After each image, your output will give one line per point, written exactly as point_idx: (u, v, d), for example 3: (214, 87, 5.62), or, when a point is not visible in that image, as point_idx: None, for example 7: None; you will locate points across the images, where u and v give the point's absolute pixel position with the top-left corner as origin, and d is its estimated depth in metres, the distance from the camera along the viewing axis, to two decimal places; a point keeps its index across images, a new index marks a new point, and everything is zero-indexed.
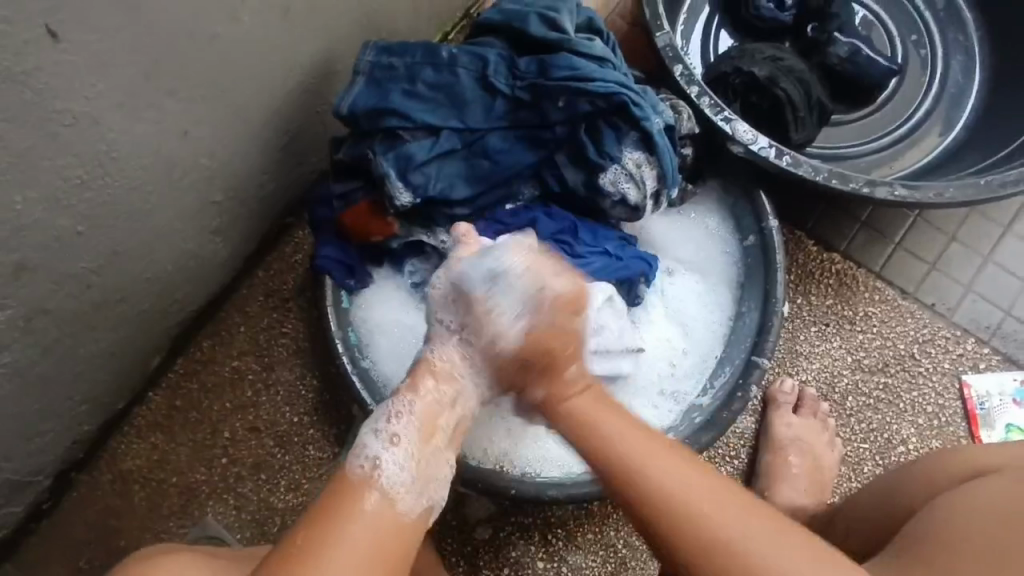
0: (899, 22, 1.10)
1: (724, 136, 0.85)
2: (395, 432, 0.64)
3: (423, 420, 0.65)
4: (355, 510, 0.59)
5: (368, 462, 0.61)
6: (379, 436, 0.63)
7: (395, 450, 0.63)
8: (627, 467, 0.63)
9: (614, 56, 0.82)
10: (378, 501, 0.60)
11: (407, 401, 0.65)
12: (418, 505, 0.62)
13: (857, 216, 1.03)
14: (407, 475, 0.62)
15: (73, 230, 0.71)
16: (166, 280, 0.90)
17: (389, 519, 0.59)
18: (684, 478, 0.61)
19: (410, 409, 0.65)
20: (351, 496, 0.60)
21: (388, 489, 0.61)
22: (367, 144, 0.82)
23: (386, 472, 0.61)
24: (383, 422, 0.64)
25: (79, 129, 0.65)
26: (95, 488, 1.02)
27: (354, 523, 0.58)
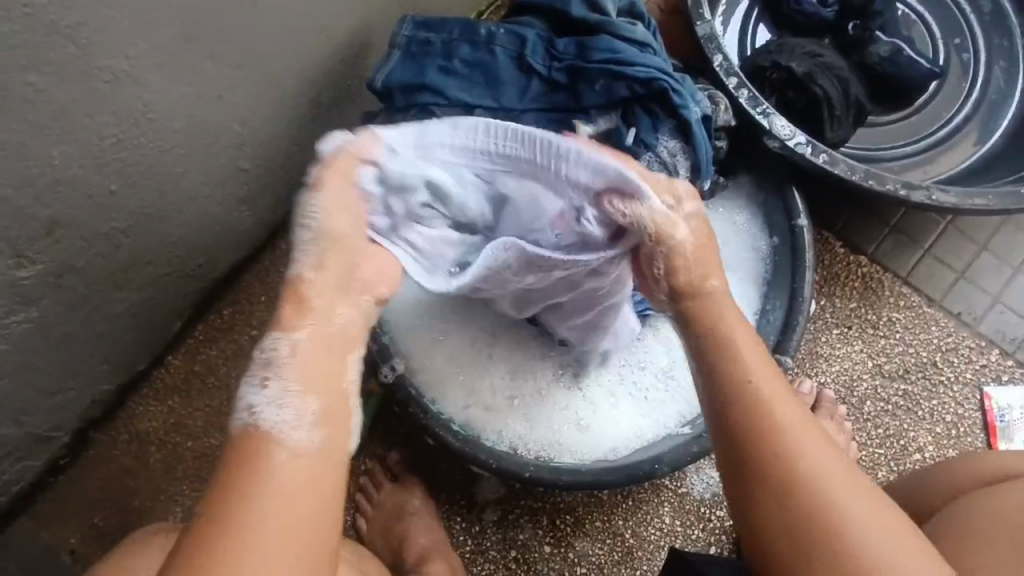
0: (941, 24, 1.08)
1: (761, 130, 0.84)
2: (270, 375, 0.55)
3: (301, 364, 0.56)
4: (255, 469, 0.52)
5: (248, 414, 0.54)
6: (254, 385, 0.55)
7: (270, 390, 0.55)
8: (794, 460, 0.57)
9: (656, 41, 0.81)
10: (274, 448, 0.53)
11: (275, 339, 0.56)
12: (315, 438, 0.54)
13: (887, 219, 1.02)
14: (296, 414, 0.54)
15: (105, 188, 0.71)
16: (191, 244, 0.90)
17: (292, 466, 0.52)
18: (812, 439, 0.58)
19: (279, 344, 0.56)
20: (246, 457, 0.53)
21: (275, 437, 0.53)
22: (400, 119, 0.81)
23: (270, 419, 0.54)
24: (256, 368, 0.56)
25: (119, 87, 0.65)
26: (112, 447, 1.04)
27: (259, 481, 0.51)
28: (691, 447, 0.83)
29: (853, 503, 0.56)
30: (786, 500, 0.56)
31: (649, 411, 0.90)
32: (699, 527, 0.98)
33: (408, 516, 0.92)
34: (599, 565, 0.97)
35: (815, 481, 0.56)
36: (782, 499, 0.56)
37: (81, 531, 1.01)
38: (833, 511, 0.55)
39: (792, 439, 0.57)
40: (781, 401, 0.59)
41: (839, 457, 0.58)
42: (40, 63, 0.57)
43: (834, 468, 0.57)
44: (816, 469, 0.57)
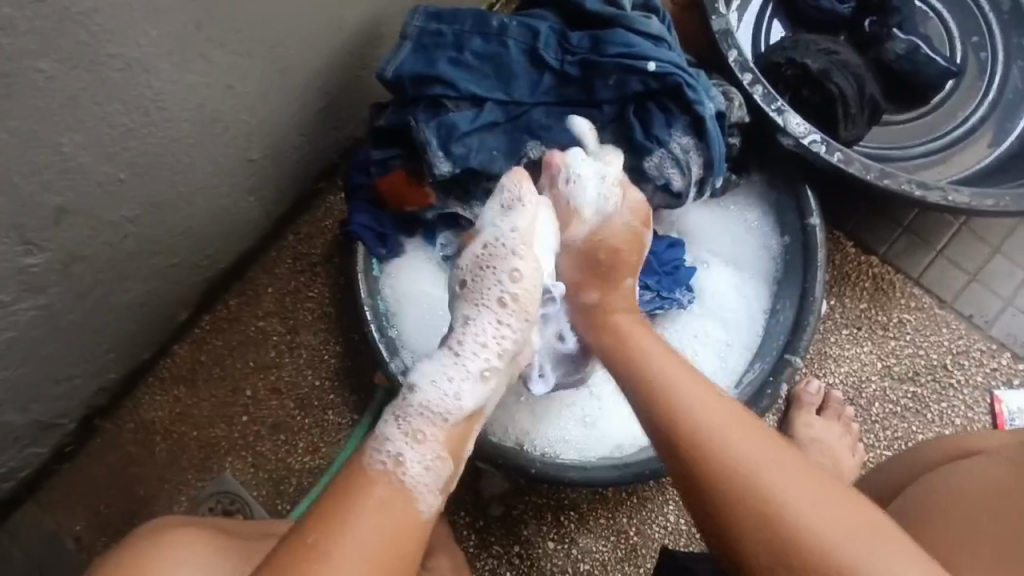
0: (959, 22, 1.06)
1: (775, 128, 0.83)
2: (416, 428, 0.58)
3: (446, 435, 0.59)
4: (378, 508, 0.53)
5: (392, 459, 0.56)
6: (401, 431, 0.57)
7: (417, 445, 0.57)
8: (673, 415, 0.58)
9: (670, 35, 0.80)
10: (394, 501, 0.54)
11: (436, 394, 0.59)
12: (436, 507, 0.56)
13: (899, 220, 1.01)
14: (431, 477, 0.56)
15: (114, 177, 0.71)
16: (199, 234, 0.90)
17: (406, 521, 0.54)
18: (742, 432, 0.56)
19: (441, 400, 0.59)
20: (371, 494, 0.54)
21: (408, 491, 0.55)
22: (410, 112, 0.81)
23: (408, 471, 0.56)
24: (411, 415, 0.58)
25: (128, 75, 0.64)
26: (117, 436, 1.04)
27: (377, 522, 0.52)
28: None
29: (815, 505, 0.50)
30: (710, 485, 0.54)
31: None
32: None
33: None
34: (602, 562, 0.97)
35: (759, 473, 0.52)
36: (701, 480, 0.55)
37: (86, 519, 1.01)
38: (770, 503, 0.51)
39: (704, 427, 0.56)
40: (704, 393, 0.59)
41: (789, 457, 0.54)
42: (51, 50, 0.56)
43: (787, 469, 0.53)
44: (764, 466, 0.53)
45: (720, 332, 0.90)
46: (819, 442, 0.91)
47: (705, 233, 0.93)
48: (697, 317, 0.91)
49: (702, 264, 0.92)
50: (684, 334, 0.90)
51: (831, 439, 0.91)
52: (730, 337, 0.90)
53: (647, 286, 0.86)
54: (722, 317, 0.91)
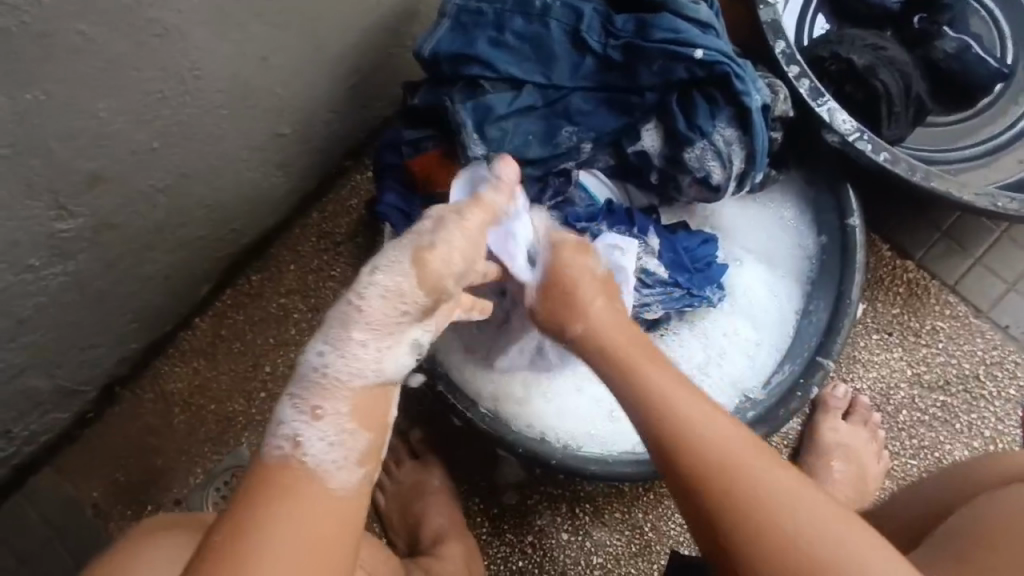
0: (1012, 21, 1.03)
1: (820, 123, 0.80)
2: (316, 405, 0.51)
3: (358, 405, 0.52)
4: (279, 505, 0.49)
5: (290, 442, 0.51)
6: (295, 410, 0.51)
7: (320, 425, 0.51)
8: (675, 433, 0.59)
9: (719, 23, 0.77)
10: (305, 487, 0.50)
11: (331, 362, 0.51)
12: (353, 480, 0.52)
13: (938, 224, 0.98)
14: (340, 454, 0.51)
15: (148, 145, 0.70)
16: (226, 207, 0.89)
17: (319, 506, 0.50)
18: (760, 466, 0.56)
19: (334, 370, 0.51)
20: (271, 489, 0.50)
21: (315, 472, 0.51)
22: (445, 92, 0.79)
23: (309, 452, 0.51)
24: (303, 391, 0.52)
25: (167, 41, 0.63)
26: (136, 405, 1.04)
27: (274, 522, 0.48)
28: None
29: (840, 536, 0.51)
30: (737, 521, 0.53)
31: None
32: None
33: (428, 494, 0.92)
34: (615, 556, 0.96)
35: (756, 479, 0.55)
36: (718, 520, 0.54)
37: (104, 485, 1.02)
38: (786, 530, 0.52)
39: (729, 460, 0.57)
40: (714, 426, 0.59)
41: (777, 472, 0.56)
42: (93, 12, 0.55)
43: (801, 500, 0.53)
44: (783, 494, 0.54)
45: (752, 332, 0.88)
46: (844, 447, 0.90)
47: (740, 229, 0.91)
48: (727, 314, 0.89)
49: (736, 261, 0.90)
50: (714, 332, 0.88)
51: (857, 443, 0.90)
52: (761, 336, 0.88)
53: (677, 283, 0.84)
54: (753, 320, 0.89)
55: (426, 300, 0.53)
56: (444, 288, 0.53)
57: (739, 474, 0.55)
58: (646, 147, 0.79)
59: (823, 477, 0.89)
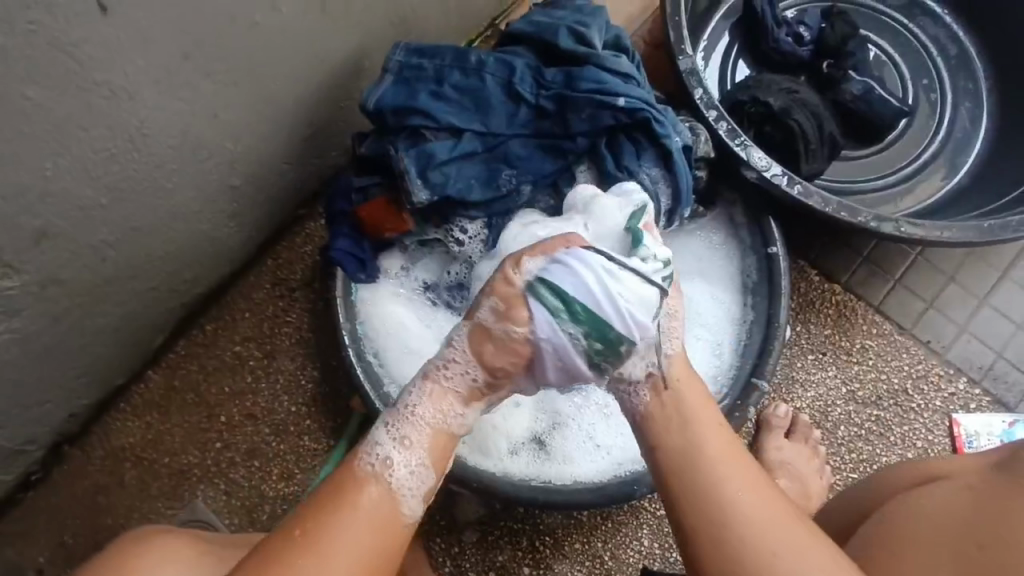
0: (911, 65, 1.14)
1: (739, 162, 0.87)
2: (404, 434, 0.57)
3: (436, 440, 0.58)
4: (352, 513, 0.54)
5: (380, 461, 0.56)
6: (390, 435, 0.58)
7: (406, 454, 0.57)
8: (685, 464, 0.57)
9: (640, 74, 0.84)
10: (376, 503, 0.55)
11: (422, 402, 0.59)
12: (420, 510, 0.57)
13: (859, 250, 1.05)
14: (417, 482, 0.57)
15: (96, 201, 0.72)
16: (178, 258, 0.90)
17: (384, 525, 0.55)
18: (754, 492, 0.56)
19: (416, 422, 0.58)
20: (348, 496, 0.55)
21: (393, 493, 0.55)
22: (389, 141, 0.83)
23: (394, 476, 0.56)
24: (395, 421, 0.58)
25: (115, 102, 0.66)
26: (85, 463, 1.02)
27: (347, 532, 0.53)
28: None
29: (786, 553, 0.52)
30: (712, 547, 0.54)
31: None
32: (678, 550, 0.98)
33: None
34: None
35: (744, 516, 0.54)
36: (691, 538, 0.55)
37: (51, 550, 0.98)
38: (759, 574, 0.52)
39: (709, 460, 0.57)
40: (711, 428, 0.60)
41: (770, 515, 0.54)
42: (40, 77, 0.58)
43: (785, 525, 0.54)
44: (750, 512, 0.54)
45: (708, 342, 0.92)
46: (786, 465, 0.93)
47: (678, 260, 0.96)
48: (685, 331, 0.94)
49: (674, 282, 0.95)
50: None
51: (797, 459, 0.94)
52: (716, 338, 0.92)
53: None
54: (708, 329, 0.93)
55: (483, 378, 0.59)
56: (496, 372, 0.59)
57: (723, 497, 0.55)
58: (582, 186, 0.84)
59: None
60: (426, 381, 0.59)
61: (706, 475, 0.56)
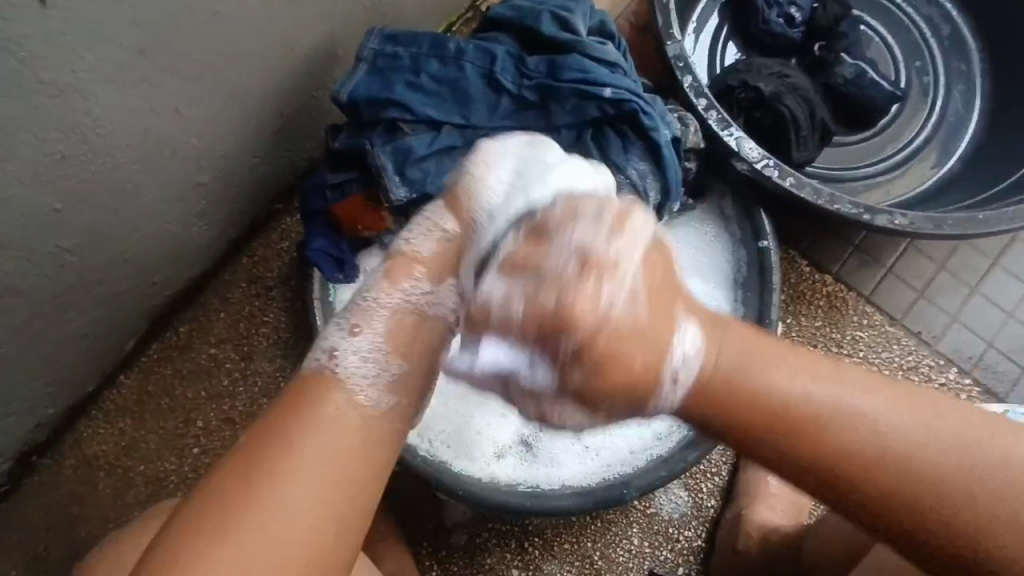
0: (903, 47, 1.11)
1: (729, 152, 0.84)
2: (357, 325, 0.54)
3: (400, 323, 0.54)
4: (305, 425, 0.50)
5: (327, 354, 0.53)
6: (340, 330, 0.54)
7: (355, 340, 0.53)
8: (779, 415, 0.47)
9: (626, 62, 0.81)
10: (336, 410, 0.51)
11: (384, 291, 0.54)
12: (384, 401, 0.53)
13: (850, 239, 1.04)
14: (371, 372, 0.53)
15: (49, 207, 0.67)
16: (146, 261, 0.86)
17: (350, 428, 0.51)
18: (856, 399, 0.47)
19: (372, 301, 0.55)
20: (317, 401, 0.51)
21: (339, 380, 0.52)
22: (365, 135, 0.79)
23: (344, 369, 0.53)
24: (349, 314, 0.55)
25: (63, 102, 0.61)
26: (57, 472, 0.98)
27: (313, 440, 0.50)
28: (660, 471, 0.82)
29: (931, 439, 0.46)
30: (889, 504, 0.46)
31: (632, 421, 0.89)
32: (667, 548, 0.97)
33: (374, 542, 0.90)
34: None
35: (872, 436, 0.46)
36: (842, 482, 0.47)
37: (23, 563, 0.95)
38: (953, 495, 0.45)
39: (800, 395, 0.47)
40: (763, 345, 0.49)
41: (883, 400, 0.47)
42: None
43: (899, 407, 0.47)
44: (874, 423, 0.47)
45: None
46: None
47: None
48: None
49: None
50: None
51: None
52: None
53: None
54: None
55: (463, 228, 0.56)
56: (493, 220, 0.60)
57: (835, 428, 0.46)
58: None
59: (761, 493, 0.93)
60: (396, 255, 0.56)
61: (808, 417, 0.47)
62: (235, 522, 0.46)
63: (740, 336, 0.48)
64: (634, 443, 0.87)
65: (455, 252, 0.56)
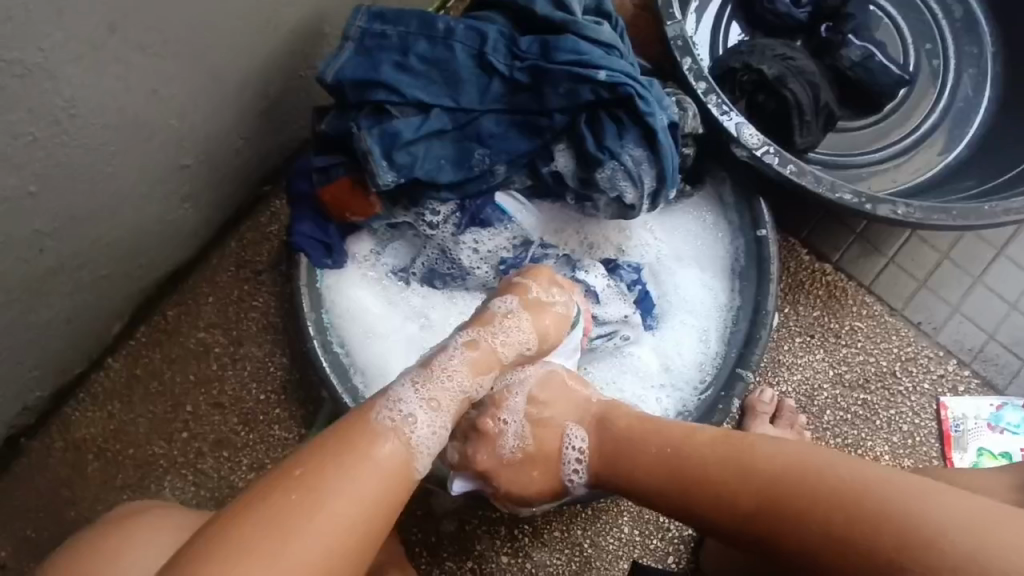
0: (913, 28, 1.07)
1: (729, 138, 0.81)
2: (434, 396, 0.62)
3: (458, 407, 0.64)
4: (362, 454, 0.56)
5: (402, 417, 0.59)
6: (418, 395, 0.61)
7: (430, 414, 0.61)
8: (690, 490, 0.65)
9: (622, 43, 0.77)
10: (397, 454, 0.57)
11: (455, 369, 0.64)
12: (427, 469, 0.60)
13: (852, 228, 1.01)
14: (434, 441, 0.60)
15: (23, 190, 0.65)
16: (128, 245, 0.84)
17: (396, 469, 0.57)
18: (743, 467, 0.62)
19: (450, 373, 0.63)
20: (364, 439, 0.57)
21: (409, 447, 0.58)
22: (351, 117, 0.76)
23: (415, 432, 0.59)
24: (426, 381, 0.62)
25: (31, 81, 0.58)
26: (46, 455, 0.98)
27: (355, 476, 0.55)
28: None
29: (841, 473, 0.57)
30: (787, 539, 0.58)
31: None
32: (658, 537, 0.96)
33: None
34: None
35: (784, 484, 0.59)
36: (783, 540, 0.58)
37: (14, 545, 0.95)
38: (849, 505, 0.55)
39: (702, 480, 0.64)
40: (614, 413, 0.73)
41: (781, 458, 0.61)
42: None
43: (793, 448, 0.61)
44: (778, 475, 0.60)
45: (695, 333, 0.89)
46: None
47: (662, 246, 0.92)
48: (672, 315, 0.90)
49: (658, 269, 0.91)
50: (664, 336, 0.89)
51: None
52: (706, 325, 0.89)
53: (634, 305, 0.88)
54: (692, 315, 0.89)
55: (535, 347, 0.70)
56: (551, 343, 0.72)
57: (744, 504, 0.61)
58: (560, 167, 0.78)
59: None
60: (475, 341, 0.66)
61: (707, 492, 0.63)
62: (288, 520, 0.51)
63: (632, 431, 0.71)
64: None
65: (515, 363, 0.69)
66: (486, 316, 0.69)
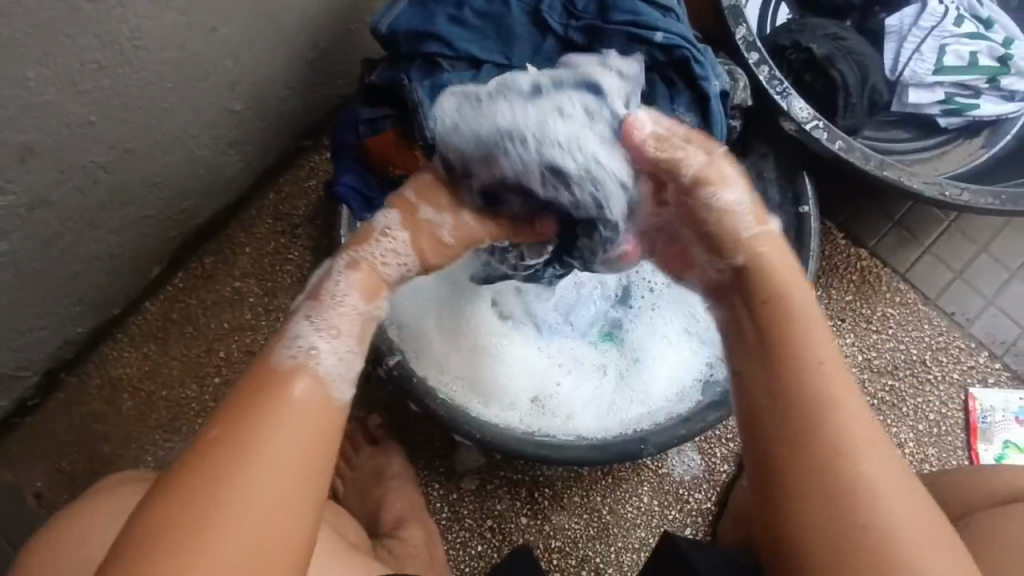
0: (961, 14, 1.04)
1: (778, 111, 0.82)
2: (335, 324, 0.55)
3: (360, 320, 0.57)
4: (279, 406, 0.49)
5: (303, 353, 0.52)
6: (315, 327, 0.54)
7: (332, 341, 0.54)
8: (819, 402, 0.51)
9: (679, 6, 0.77)
10: (310, 391, 0.51)
11: (341, 282, 0.57)
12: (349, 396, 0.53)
13: (891, 214, 1.00)
14: (346, 368, 0.54)
15: (84, 118, 0.67)
16: (176, 186, 0.86)
17: (317, 407, 0.50)
18: (857, 482, 0.49)
19: (340, 299, 0.56)
20: (272, 391, 0.49)
21: (319, 380, 0.51)
22: (403, 69, 0.76)
23: (323, 363, 0.52)
24: (318, 311, 0.55)
25: (102, 7, 0.59)
26: (82, 392, 1.00)
27: (280, 424, 0.48)
28: (679, 429, 0.81)
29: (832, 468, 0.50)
30: (795, 502, 0.50)
31: (648, 384, 0.88)
32: (676, 509, 0.97)
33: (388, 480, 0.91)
34: (574, 539, 0.96)
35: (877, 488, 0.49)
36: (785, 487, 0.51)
37: (47, 476, 0.97)
38: (894, 557, 0.47)
39: (830, 405, 0.51)
40: (849, 399, 0.51)
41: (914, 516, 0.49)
42: None
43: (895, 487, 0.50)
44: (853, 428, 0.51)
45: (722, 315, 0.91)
46: None
47: None
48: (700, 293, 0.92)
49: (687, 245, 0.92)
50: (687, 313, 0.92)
51: None
52: None
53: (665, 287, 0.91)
54: None
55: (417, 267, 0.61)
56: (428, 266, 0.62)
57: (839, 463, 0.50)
58: None
59: None
60: (356, 260, 0.58)
61: (815, 414, 0.51)
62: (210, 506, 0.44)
63: (820, 376, 0.52)
64: (653, 404, 0.86)
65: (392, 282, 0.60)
66: (366, 233, 0.60)
